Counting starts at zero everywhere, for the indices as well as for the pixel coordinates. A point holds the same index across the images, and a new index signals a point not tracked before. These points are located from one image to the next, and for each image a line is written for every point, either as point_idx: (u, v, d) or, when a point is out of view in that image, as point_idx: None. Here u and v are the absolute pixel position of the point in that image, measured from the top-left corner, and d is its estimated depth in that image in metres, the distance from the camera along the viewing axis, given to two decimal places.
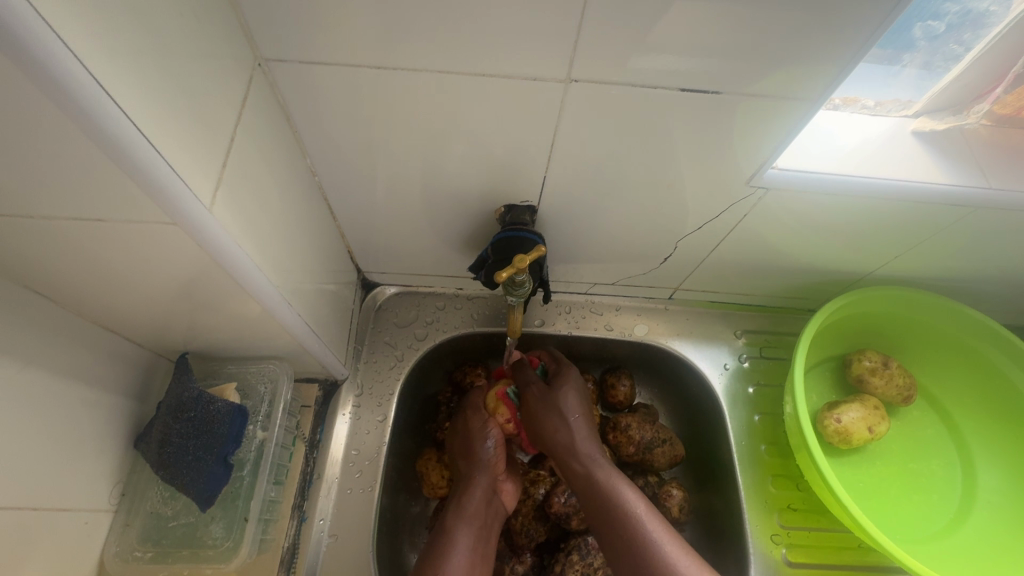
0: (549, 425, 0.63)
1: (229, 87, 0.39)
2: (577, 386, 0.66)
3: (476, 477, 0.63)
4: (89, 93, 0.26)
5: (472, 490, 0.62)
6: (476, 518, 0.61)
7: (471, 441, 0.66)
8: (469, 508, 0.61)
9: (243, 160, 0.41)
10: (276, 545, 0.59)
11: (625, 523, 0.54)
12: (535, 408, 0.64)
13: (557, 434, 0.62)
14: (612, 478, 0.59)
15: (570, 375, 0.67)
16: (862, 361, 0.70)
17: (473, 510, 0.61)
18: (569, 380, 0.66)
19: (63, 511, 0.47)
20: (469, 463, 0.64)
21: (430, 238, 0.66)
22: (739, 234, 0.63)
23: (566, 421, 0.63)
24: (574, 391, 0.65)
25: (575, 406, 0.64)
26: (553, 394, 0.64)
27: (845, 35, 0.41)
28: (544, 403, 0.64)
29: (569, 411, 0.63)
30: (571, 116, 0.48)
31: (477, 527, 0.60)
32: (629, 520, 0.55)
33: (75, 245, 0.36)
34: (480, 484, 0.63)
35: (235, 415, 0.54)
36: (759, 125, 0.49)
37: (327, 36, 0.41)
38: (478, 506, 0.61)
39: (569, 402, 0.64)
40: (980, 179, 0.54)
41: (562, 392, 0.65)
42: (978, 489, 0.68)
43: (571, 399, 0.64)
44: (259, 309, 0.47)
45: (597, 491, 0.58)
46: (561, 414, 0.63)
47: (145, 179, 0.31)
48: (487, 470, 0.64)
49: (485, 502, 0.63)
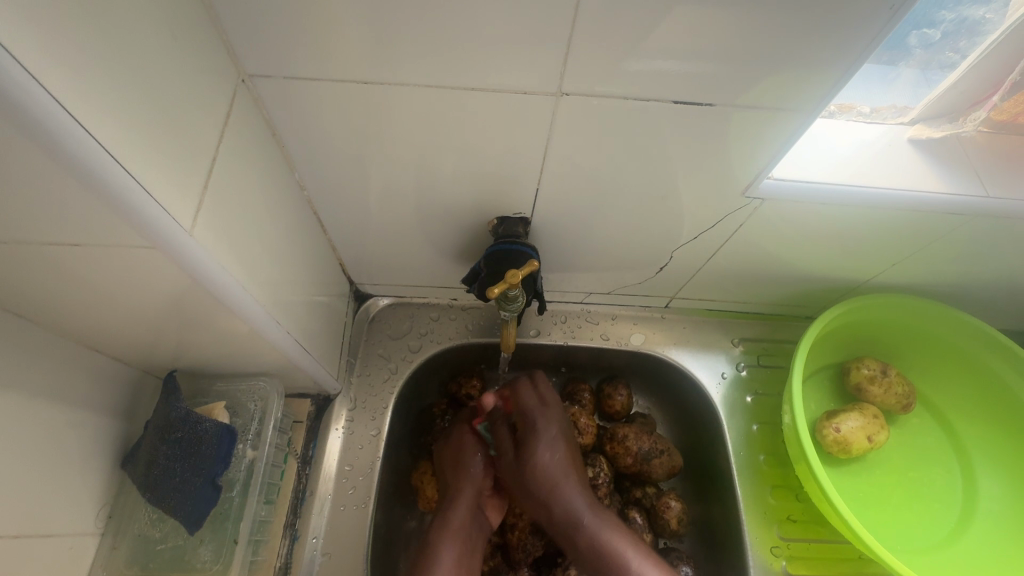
0: (530, 495, 0.61)
1: (211, 105, 0.38)
2: (550, 442, 0.61)
3: (464, 490, 0.63)
4: (50, 114, 0.25)
5: (457, 502, 0.62)
6: (460, 533, 0.61)
7: (458, 465, 0.65)
8: (453, 524, 0.61)
9: (227, 177, 0.40)
10: (267, 565, 0.58)
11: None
12: (514, 470, 0.62)
13: (538, 504, 0.60)
14: (608, 537, 0.58)
15: (541, 428, 0.62)
16: (860, 369, 0.70)
17: (457, 525, 0.61)
18: (541, 442, 0.61)
19: (48, 537, 0.45)
20: (455, 478, 0.64)
21: (422, 250, 0.65)
22: (735, 243, 0.63)
23: (547, 490, 0.60)
24: (547, 449, 0.61)
25: (553, 466, 0.60)
26: (527, 463, 0.61)
27: (837, 46, 0.41)
28: (521, 475, 0.61)
29: (548, 478, 0.60)
30: (564, 127, 0.48)
31: (461, 544, 0.61)
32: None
33: (54, 269, 0.35)
34: (465, 502, 0.62)
35: (223, 436, 0.53)
36: (755, 136, 0.48)
37: (313, 51, 0.41)
38: (461, 522, 0.61)
39: (546, 468, 0.60)
40: (978, 187, 0.54)
41: (535, 457, 0.61)
42: (978, 498, 0.67)
43: (547, 460, 0.60)
44: (247, 327, 0.46)
45: (590, 551, 0.58)
46: (539, 484, 0.60)
47: (121, 204, 0.30)
48: (475, 485, 0.64)
49: (471, 513, 0.63)
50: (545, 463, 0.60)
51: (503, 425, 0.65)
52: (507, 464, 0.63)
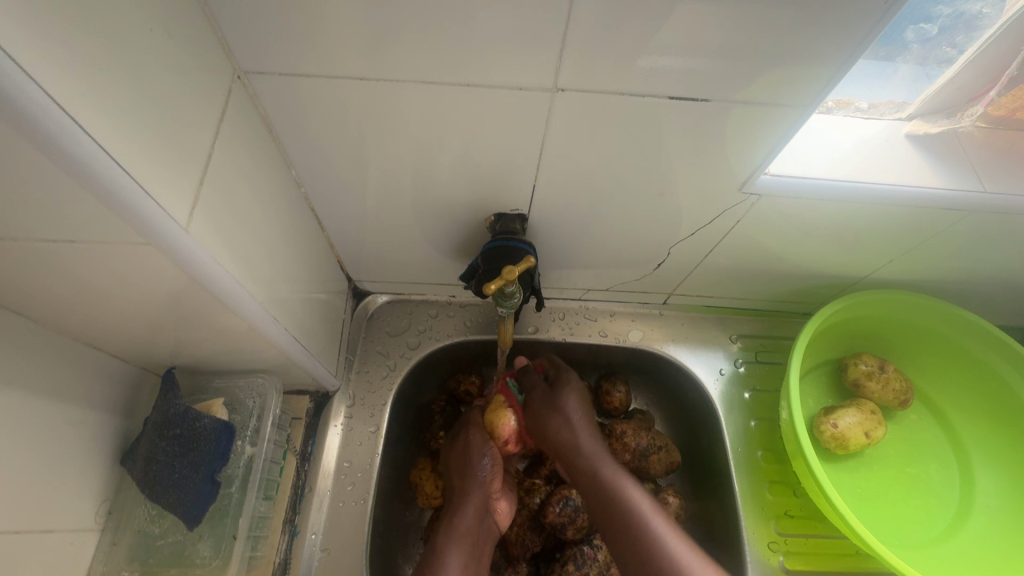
0: (555, 427, 0.64)
1: (206, 102, 0.38)
2: (579, 386, 0.67)
3: (472, 488, 0.63)
4: (44, 110, 0.25)
5: (464, 508, 0.62)
6: (467, 537, 0.60)
7: (467, 458, 0.65)
8: (460, 526, 0.61)
9: (223, 174, 0.40)
10: (266, 561, 0.58)
11: (631, 522, 0.56)
12: (543, 405, 0.66)
13: (562, 434, 0.63)
14: (619, 477, 0.60)
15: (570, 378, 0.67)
16: (858, 365, 0.70)
17: (465, 528, 0.61)
18: (571, 383, 0.66)
19: (47, 533, 0.46)
20: (461, 479, 0.64)
21: (420, 247, 0.65)
22: (733, 239, 0.63)
23: (571, 424, 0.63)
24: (576, 390, 0.66)
25: (578, 405, 0.65)
26: (558, 397, 0.65)
27: (833, 41, 0.41)
28: (550, 406, 0.65)
29: (572, 414, 0.64)
30: (559, 123, 0.48)
31: (468, 543, 0.60)
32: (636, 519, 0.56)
33: (51, 266, 0.36)
34: (475, 496, 0.62)
35: (221, 433, 0.53)
36: (751, 131, 0.49)
37: (308, 48, 0.41)
38: (469, 525, 0.61)
39: (573, 405, 0.64)
40: (976, 183, 0.54)
41: (565, 394, 0.65)
42: (976, 493, 0.68)
43: (574, 401, 0.65)
44: (244, 324, 0.47)
45: (603, 488, 0.59)
46: (565, 415, 0.64)
47: (116, 201, 0.30)
48: (484, 488, 0.63)
49: (478, 516, 0.62)
50: (572, 403, 0.65)
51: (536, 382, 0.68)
52: (536, 398, 0.66)
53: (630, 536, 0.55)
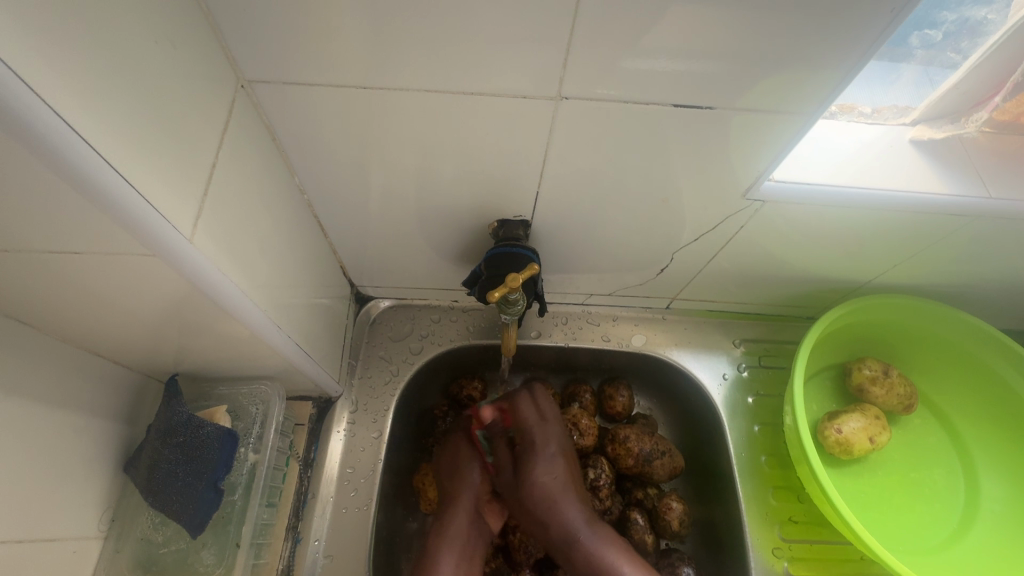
0: (529, 513, 0.60)
1: (211, 111, 0.38)
2: (548, 461, 0.61)
3: (462, 496, 0.63)
4: (49, 126, 0.25)
5: (456, 513, 0.62)
6: (458, 539, 0.61)
7: (456, 472, 0.65)
8: (450, 530, 0.61)
9: (228, 183, 0.40)
10: (269, 568, 0.58)
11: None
12: (512, 488, 0.62)
13: (537, 522, 0.60)
14: (603, 548, 0.58)
15: (539, 449, 0.62)
16: (862, 370, 0.69)
17: (455, 533, 0.61)
18: (538, 461, 0.61)
19: (51, 541, 0.46)
20: (453, 486, 0.64)
21: (423, 252, 0.65)
22: (736, 244, 0.62)
23: (545, 509, 0.59)
24: (545, 468, 0.61)
25: (551, 488, 0.60)
26: (525, 481, 0.61)
27: (838, 48, 0.41)
28: (518, 494, 0.61)
29: (546, 495, 0.60)
30: (563, 131, 0.48)
31: (460, 550, 0.60)
32: None
33: (56, 275, 0.36)
34: (464, 509, 0.62)
35: (225, 440, 0.53)
36: (755, 138, 0.48)
37: (312, 57, 0.41)
38: (460, 527, 0.61)
39: (543, 488, 0.60)
40: (980, 188, 0.54)
41: (533, 477, 0.61)
42: (980, 499, 0.67)
43: (544, 479, 0.60)
44: (248, 332, 0.47)
45: (586, 568, 0.58)
46: (536, 505, 0.60)
47: (121, 212, 0.30)
48: (474, 490, 0.64)
49: (471, 520, 0.62)
50: (543, 483, 0.60)
51: (503, 441, 0.65)
52: (506, 481, 0.63)
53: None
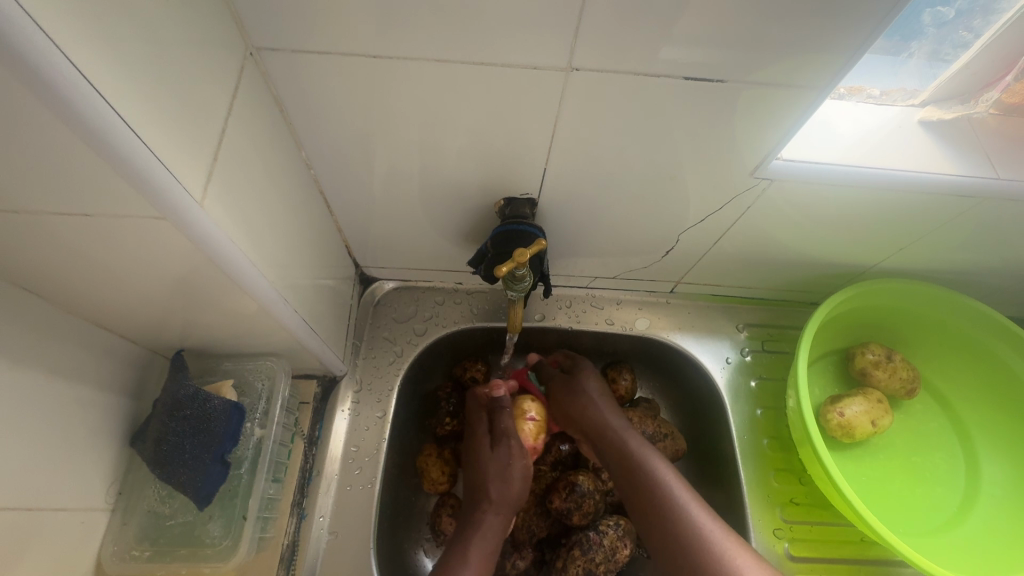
0: (580, 412, 0.67)
1: (216, 78, 0.37)
2: (596, 370, 0.70)
3: (488, 520, 0.62)
4: (66, 77, 0.25)
5: (485, 525, 0.61)
6: (487, 543, 0.61)
7: (507, 471, 0.64)
8: (478, 533, 0.61)
9: (236, 154, 0.40)
10: (275, 543, 0.58)
11: (659, 497, 0.59)
12: (561, 396, 0.69)
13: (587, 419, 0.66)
14: (646, 453, 0.63)
15: (587, 361, 0.71)
16: (865, 354, 0.70)
17: (486, 537, 0.61)
18: (587, 368, 0.70)
19: (58, 511, 0.46)
20: (499, 492, 0.63)
21: (428, 232, 0.65)
22: (743, 227, 0.62)
23: (591, 409, 0.66)
24: (593, 377, 0.69)
25: (597, 389, 0.68)
26: (574, 390, 0.68)
27: (853, 20, 0.40)
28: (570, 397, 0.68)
29: (594, 396, 0.67)
30: (572, 106, 0.47)
31: (495, 536, 0.61)
32: (662, 488, 0.59)
33: (63, 241, 0.35)
34: (502, 511, 0.63)
35: (231, 413, 0.53)
36: (765, 114, 0.48)
37: (321, 24, 0.40)
38: (494, 535, 0.61)
39: (591, 389, 0.67)
40: (989, 170, 0.53)
41: (583, 381, 0.69)
42: (981, 482, 0.68)
43: (592, 385, 0.68)
44: (255, 305, 0.46)
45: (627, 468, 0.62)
46: (585, 401, 0.67)
47: (132, 171, 0.30)
48: (512, 463, 0.64)
49: (501, 525, 0.62)
50: (591, 391, 0.67)
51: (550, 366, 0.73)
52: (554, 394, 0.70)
53: (667, 509, 0.58)
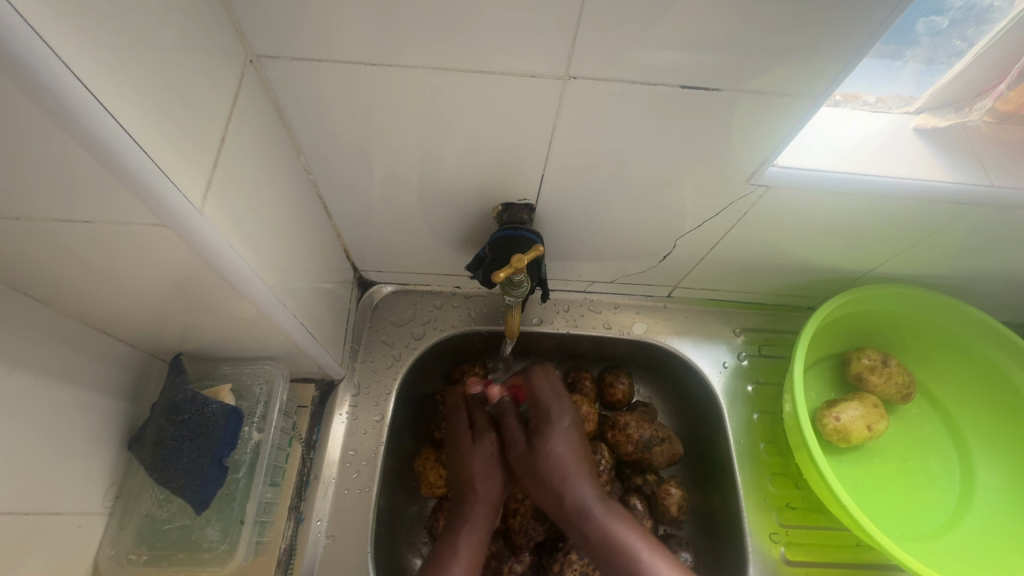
0: (542, 480, 0.62)
1: (217, 85, 0.37)
2: (562, 432, 0.64)
3: (475, 510, 0.62)
4: (70, 88, 0.25)
5: (472, 518, 0.62)
6: (477, 531, 0.61)
7: (488, 463, 0.65)
8: (468, 524, 0.61)
9: (235, 161, 0.40)
10: (272, 546, 0.58)
11: (631, 574, 0.56)
12: (527, 458, 0.64)
13: (550, 489, 0.62)
14: (615, 526, 0.59)
15: (553, 417, 0.65)
16: (861, 359, 0.70)
17: (475, 528, 0.61)
18: (553, 430, 0.64)
19: (56, 515, 0.46)
20: (483, 485, 0.64)
21: (426, 236, 0.65)
22: (739, 233, 0.63)
23: (557, 478, 0.61)
24: (559, 438, 0.64)
25: (564, 454, 0.63)
26: (538, 450, 0.63)
27: (847, 30, 0.40)
28: (533, 461, 0.63)
29: (559, 465, 0.62)
30: (570, 113, 0.47)
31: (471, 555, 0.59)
32: (636, 566, 0.56)
33: (63, 247, 0.36)
34: (486, 502, 0.63)
35: (229, 417, 0.53)
36: (760, 122, 0.48)
37: (321, 32, 0.40)
38: (479, 532, 0.61)
39: (558, 454, 0.62)
40: (983, 177, 0.54)
41: (548, 446, 0.63)
42: (976, 487, 0.68)
43: (559, 449, 0.63)
44: (254, 310, 0.47)
45: (597, 542, 0.59)
46: (549, 471, 0.62)
47: (133, 179, 0.30)
48: (485, 517, 0.62)
49: (486, 520, 0.62)
50: (555, 454, 0.63)
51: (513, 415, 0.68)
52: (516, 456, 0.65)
53: None
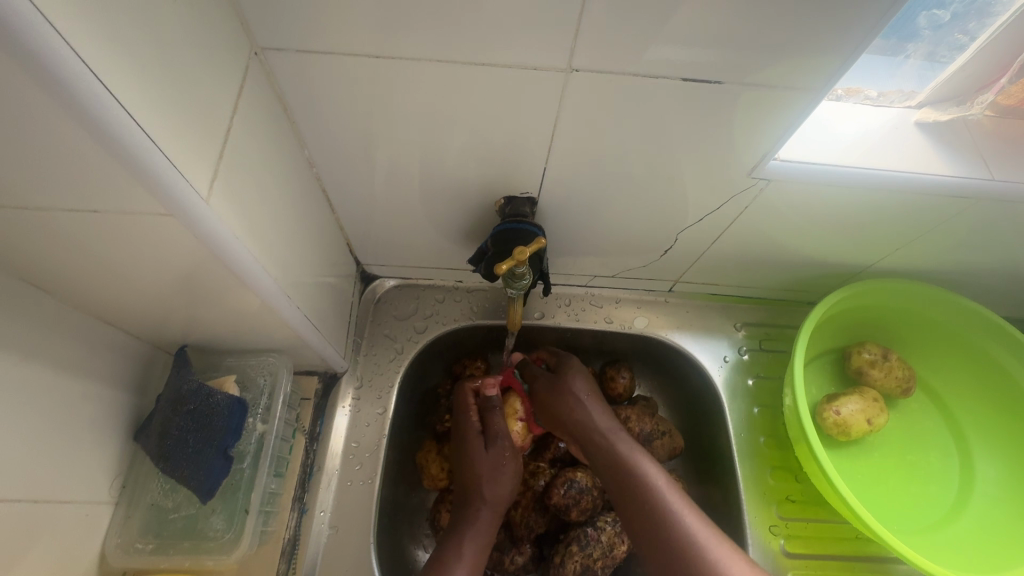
0: (562, 412, 0.65)
1: (222, 77, 0.38)
2: (580, 372, 0.67)
3: (481, 511, 0.62)
4: (80, 78, 0.26)
5: (478, 518, 0.61)
6: (482, 534, 0.61)
7: (497, 470, 0.63)
8: (472, 531, 0.61)
9: (240, 153, 0.40)
10: (277, 537, 0.59)
11: (647, 499, 0.56)
12: (546, 396, 0.67)
13: (569, 418, 0.65)
14: (632, 454, 0.61)
15: (572, 363, 0.68)
16: (862, 353, 0.70)
17: (482, 525, 0.61)
18: (572, 370, 0.67)
19: (62, 504, 0.47)
20: (490, 490, 0.63)
21: (428, 230, 0.65)
22: (740, 227, 0.63)
23: (575, 410, 0.64)
24: (578, 377, 0.67)
25: (582, 390, 0.65)
26: (558, 387, 0.66)
27: (849, 22, 0.41)
28: (551, 395, 0.66)
29: (576, 398, 0.65)
30: (572, 106, 0.48)
31: (485, 527, 0.61)
32: (649, 491, 0.57)
33: (70, 237, 0.36)
34: (493, 503, 0.62)
35: (234, 408, 0.54)
36: (762, 116, 0.48)
37: (325, 24, 0.41)
38: (485, 532, 0.61)
39: (576, 391, 0.65)
40: (984, 171, 0.54)
41: (567, 382, 0.66)
42: (976, 481, 0.68)
43: (578, 385, 0.66)
44: (258, 302, 0.47)
45: (616, 468, 0.60)
46: (568, 404, 0.65)
47: (141, 169, 0.30)
48: (491, 502, 0.62)
49: (495, 505, 0.63)
50: (575, 388, 0.65)
51: (535, 364, 0.72)
52: (539, 394, 0.68)
53: (655, 521, 0.55)
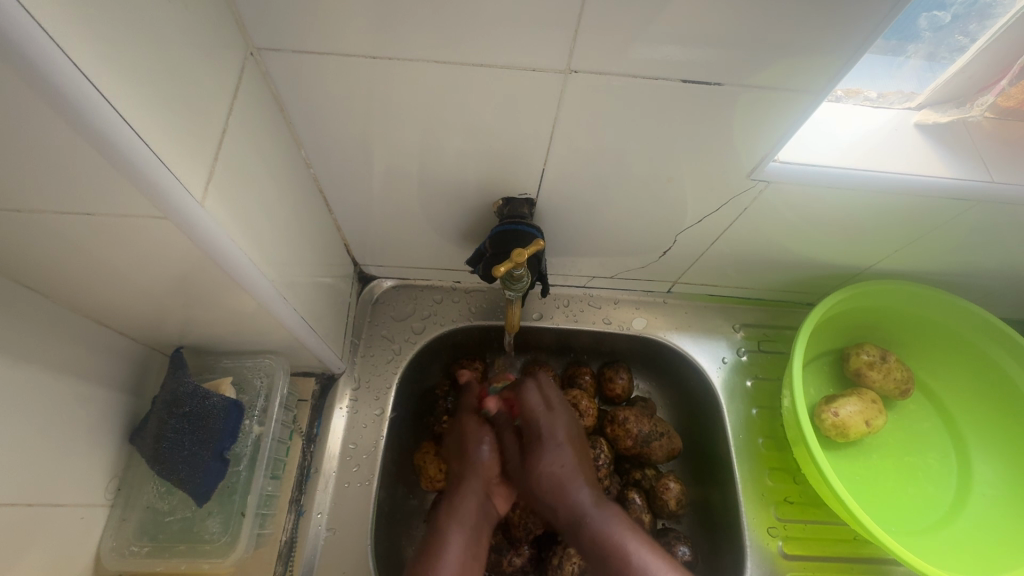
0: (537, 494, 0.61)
1: (218, 78, 0.37)
2: (554, 449, 0.62)
3: (463, 503, 0.61)
4: (73, 82, 0.26)
5: (464, 495, 0.62)
6: (467, 521, 0.60)
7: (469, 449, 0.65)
8: (459, 513, 0.60)
9: (236, 154, 0.40)
10: (273, 539, 0.59)
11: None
12: (519, 475, 0.63)
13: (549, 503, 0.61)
14: (618, 531, 0.58)
15: (543, 435, 0.63)
16: (860, 354, 0.70)
17: (464, 515, 0.60)
18: (544, 447, 0.62)
19: (58, 506, 0.46)
20: (461, 466, 0.64)
21: (426, 231, 0.65)
22: (739, 228, 0.63)
23: (552, 492, 0.60)
24: (550, 452, 0.62)
25: (556, 469, 0.61)
26: (532, 469, 0.61)
27: (849, 25, 0.40)
28: (523, 476, 0.62)
29: (552, 484, 0.60)
30: (571, 107, 0.47)
31: (468, 523, 0.60)
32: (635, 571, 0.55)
33: (63, 239, 0.36)
34: (474, 490, 0.62)
35: (230, 410, 0.54)
36: (761, 117, 0.48)
37: (322, 25, 0.40)
38: (471, 514, 0.60)
39: (547, 475, 0.61)
40: (984, 173, 0.54)
41: (537, 462, 0.61)
42: (973, 482, 0.69)
43: (549, 464, 0.61)
44: (255, 303, 0.47)
45: (598, 549, 0.58)
46: (543, 490, 0.61)
47: (135, 172, 0.30)
48: (481, 475, 0.63)
49: (480, 504, 0.62)
50: (548, 467, 0.61)
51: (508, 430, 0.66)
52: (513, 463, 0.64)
53: None
